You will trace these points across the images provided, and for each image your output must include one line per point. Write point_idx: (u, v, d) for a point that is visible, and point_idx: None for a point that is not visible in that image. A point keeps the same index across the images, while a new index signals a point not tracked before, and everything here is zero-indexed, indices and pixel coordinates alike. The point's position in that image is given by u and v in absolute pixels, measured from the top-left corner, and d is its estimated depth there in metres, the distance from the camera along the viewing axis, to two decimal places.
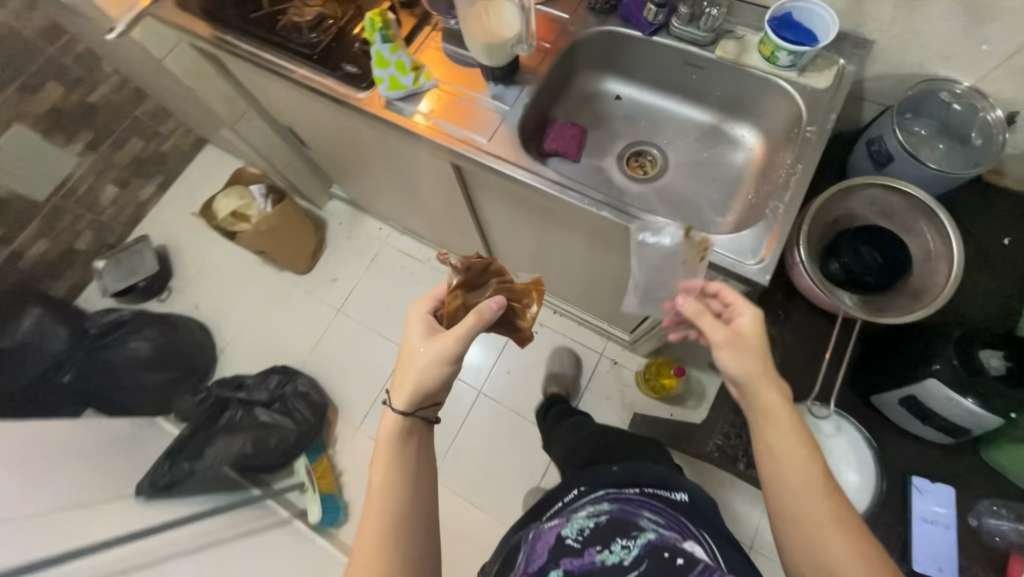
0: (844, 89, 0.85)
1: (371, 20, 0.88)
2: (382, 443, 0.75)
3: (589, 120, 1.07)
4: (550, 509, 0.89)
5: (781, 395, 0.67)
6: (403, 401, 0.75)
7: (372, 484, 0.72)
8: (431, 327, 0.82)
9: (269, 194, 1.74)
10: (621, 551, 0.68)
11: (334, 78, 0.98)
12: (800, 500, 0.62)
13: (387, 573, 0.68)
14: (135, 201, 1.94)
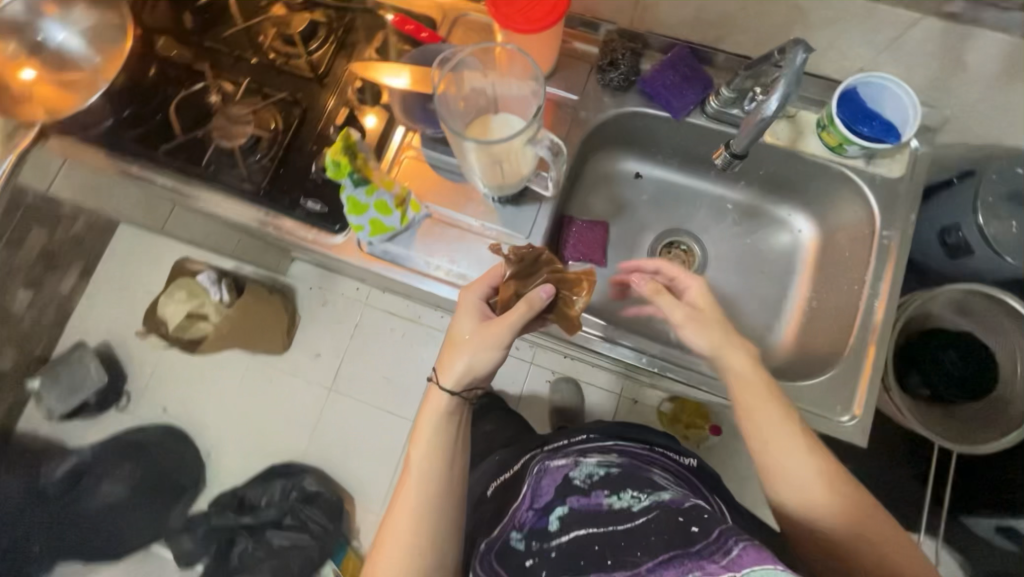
0: (918, 181, 0.72)
1: (333, 160, 0.67)
2: (425, 411, 0.68)
3: (608, 210, 0.90)
4: (556, 443, 0.83)
5: (779, 407, 0.60)
6: (454, 377, 0.66)
7: (410, 460, 0.67)
8: (484, 309, 0.67)
9: (221, 280, 1.47)
10: (631, 500, 0.58)
11: (294, 219, 0.77)
12: (762, 441, 0.60)
13: (411, 525, 0.63)
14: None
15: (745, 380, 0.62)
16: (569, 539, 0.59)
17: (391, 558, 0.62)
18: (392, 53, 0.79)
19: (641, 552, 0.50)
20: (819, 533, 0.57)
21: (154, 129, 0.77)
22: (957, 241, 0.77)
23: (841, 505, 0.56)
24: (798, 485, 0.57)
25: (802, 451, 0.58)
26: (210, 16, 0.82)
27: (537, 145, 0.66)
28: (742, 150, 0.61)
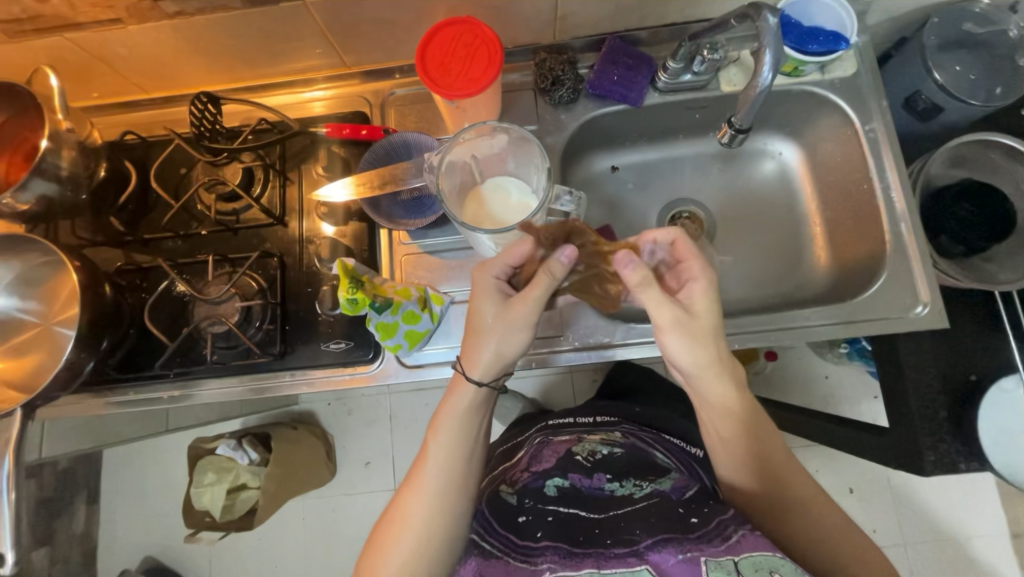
0: (870, 68, 0.75)
1: (348, 299, 0.62)
2: (449, 409, 0.64)
3: (603, 213, 0.88)
4: (556, 417, 0.87)
5: (748, 442, 0.64)
6: (485, 372, 0.62)
7: (426, 453, 0.64)
8: (500, 292, 0.62)
9: (242, 440, 1.38)
10: (633, 488, 0.68)
11: (324, 366, 0.72)
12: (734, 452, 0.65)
13: (423, 525, 0.61)
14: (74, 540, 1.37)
15: (715, 400, 0.64)
16: (567, 511, 0.66)
17: (395, 549, 0.60)
18: (341, 164, 0.75)
19: (642, 532, 0.58)
20: (773, 519, 0.63)
21: (136, 345, 0.71)
22: (927, 104, 0.79)
23: (780, 486, 0.64)
24: (746, 474, 0.65)
25: (760, 455, 0.64)
26: (134, 208, 0.74)
27: (558, 201, 0.67)
28: (747, 123, 0.66)
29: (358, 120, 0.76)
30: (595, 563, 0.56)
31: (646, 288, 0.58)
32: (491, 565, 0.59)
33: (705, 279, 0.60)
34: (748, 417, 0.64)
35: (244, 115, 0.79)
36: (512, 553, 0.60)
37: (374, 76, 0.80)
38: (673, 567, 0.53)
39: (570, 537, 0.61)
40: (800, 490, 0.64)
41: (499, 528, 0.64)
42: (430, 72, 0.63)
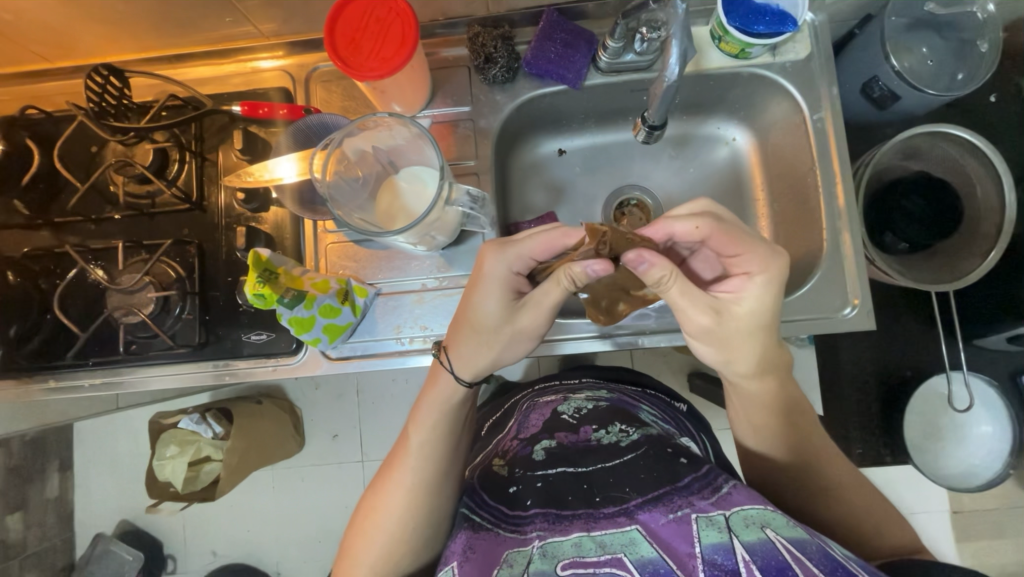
0: (825, 51, 0.70)
1: (257, 292, 0.60)
2: (431, 397, 0.64)
3: (549, 200, 0.85)
4: (546, 382, 0.87)
5: (780, 423, 0.62)
6: (477, 373, 0.62)
7: (409, 438, 0.64)
8: (507, 289, 0.60)
9: (207, 414, 1.36)
10: (619, 436, 0.65)
11: (247, 358, 0.71)
12: (765, 436, 0.63)
13: (405, 511, 0.61)
14: (49, 505, 1.41)
15: (748, 398, 0.62)
16: (553, 474, 0.61)
17: (379, 533, 0.61)
18: (259, 144, 0.71)
19: (630, 489, 0.54)
20: (806, 504, 0.60)
21: (52, 334, 0.69)
22: (883, 91, 0.75)
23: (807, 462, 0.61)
24: (772, 446, 0.62)
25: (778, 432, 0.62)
26: (43, 189, 0.70)
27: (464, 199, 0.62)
28: (660, 118, 0.64)
29: (279, 98, 0.72)
30: (583, 527, 0.51)
31: (667, 286, 0.55)
32: (481, 537, 0.54)
33: (761, 273, 0.57)
34: (774, 401, 0.62)
35: (155, 89, 0.74)
36: (502, 523, 0.56)
37: (300, 47, 0.74)
38: (663, 528, 0.48)
39: (558, 501, 0.56)
40: (830, 469, 0.61)
41: (486, 499, 0.60)
42: (340, 50, 0.59)
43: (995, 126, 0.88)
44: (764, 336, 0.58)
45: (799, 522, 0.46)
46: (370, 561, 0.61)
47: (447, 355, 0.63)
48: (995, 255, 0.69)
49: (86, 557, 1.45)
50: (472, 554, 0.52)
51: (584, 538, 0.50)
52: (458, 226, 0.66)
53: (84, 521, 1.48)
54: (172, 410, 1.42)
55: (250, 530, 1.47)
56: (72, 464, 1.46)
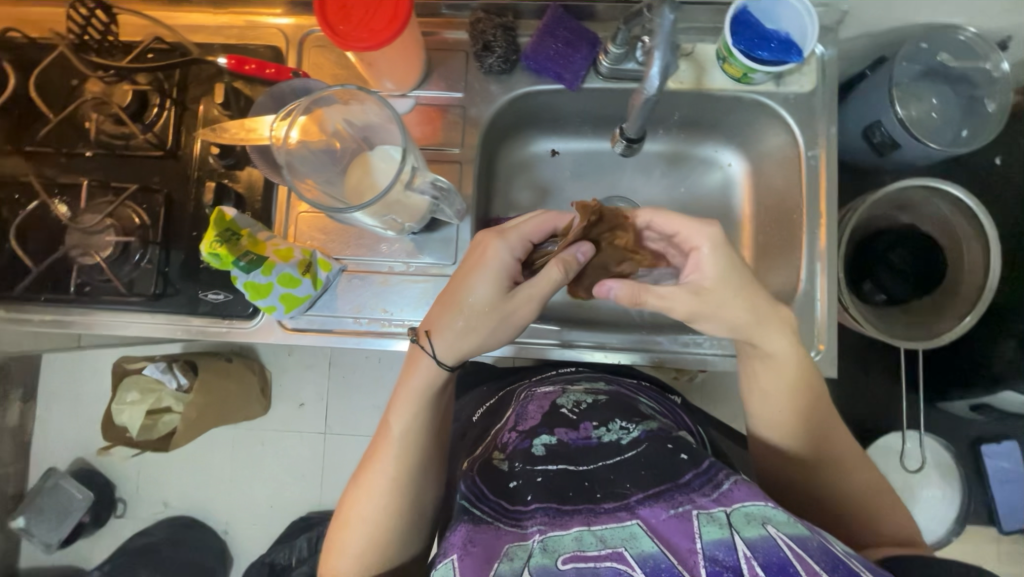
0: (830, 88, 0.68)
1: (208, 250, 0.59)
2: (410, 383, 0.60)
3: (534, 199, 0.84)
4: (541, 372, 0.78)
5: (787, 388, 0.58)
6: (460, 357, 0.59)
7: (389, 428, 0.60)
8: (505, 275, 0.58)
9: (175, 365, 1.35)
10: (621, 432, 0.58)
11: (201, 316, 0.70)
12: (770, 395, 0.59)
13: (388, 502, 0.58)
14: (5, 433, 1.40)
15: (767, 360, 0.58)
16: (554, 469, 0.55)
17: (360, 527, 0.58)
18: (241, 100, 0.69)
19: (631, 485, 0.51)
20: (814, 483, 0.58)
21: (6, 264, 0.67)
22: (883, 138, 0.73)
23: (819, 438, 0.58)
24: (779, 420, 0.59)
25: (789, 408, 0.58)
26: (17, 116, 0.68)
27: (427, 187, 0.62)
28: (637, 133, 0.65)
29: (268, 57, 0.70)
30: (583, 522, 0.49)
31: (641, 298, 0.57)
32: (480, 532, 0.51)
33: (707, 246, 0.56)
34: (790, 368, 0.58)
35: (145, 29, 0.72)
36: (502, 518, 0.53)
37: (299, 8, 0.72)
38: (663, 523, 0.46)
39: (559, 494, 0.52)
40: (839, 448, 0.58)
41: (484, 491, 0.55)
42: (329, 15, 0.57)
43: (996, 190, 0.87)
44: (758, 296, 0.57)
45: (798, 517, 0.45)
46: (354, 555, 0.58)
47: (429, 338, 0.58)
48: (971, 319, 0.67)
49: (34, 490, 1.44)
50: (472, 549, 0.49)
51: (585, 533, 0.48)
52: (427, 215, 0.66)
53: (41, 452, 1.48)
54: (139, 356, 1.41)
55: (203, 485, 1.47)
56: (36, 395, 1.45)
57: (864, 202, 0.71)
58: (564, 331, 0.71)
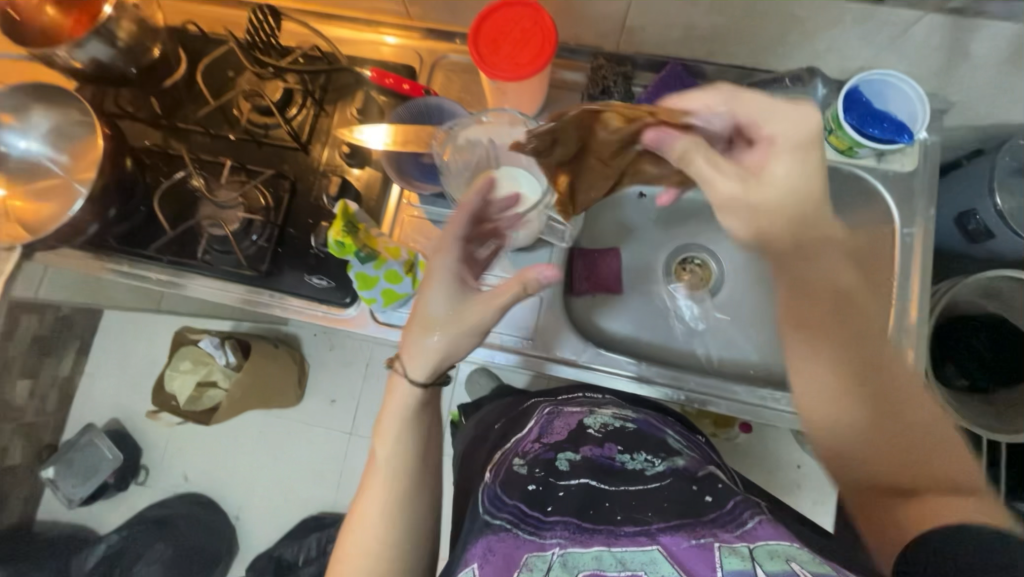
0: (930, 171, 0.71)
1: (336, 241, 0.64)
2: (387, 409, 0.61)
3: (617, 235, 0.87)
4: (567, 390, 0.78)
5: (857, 327, 0.53)
6: (429, 371, 0.59)
7: (378, 439, 0.61)
8: (454, 279, 0.59)
9: (224, 341, 1.34)
10: (645, 464, 0.59)
11: (301, 297, 0.74)
12: (805, 266, 0.55)
13: (385, 513, 0.57)
14: (54, 382, 1.43)
15: (809, 267, 0.55)
16: (577, 484, 0.56)
17: (367, 543, 0.55)
18: (375, 109, 0.76)
19: (652, 512, 0.50)
20: (893, 423, 0.50)
21: (141, 224, 0.74)
22: (977, 226, 0.74)
23: (858, 356, 0.52)
24: (813, 315, 0.53)
25: (834, 359, 0.52)
26: (174, 96, 0.77)
27: (555, 207, 0.72)
28: None
29: (404, 74, 0.77)
30: (603, 541, 0.47)
31: (691, 158, 0.55)
32: (500, 539, 0.50)
33: (783, 140, 0.54)
34: (835, 271, 0.55)
35: (299, 37, 0.80)
36: (522, 523, 0.51)
37: (436, 35, 0.79)
38: (684, 552, 0.44)
39: (579, 510, 0.52)
40: (896, 364, 0.52)
41: (499, 495, 0.56)
42: (479, 48, 0.63)
43: None
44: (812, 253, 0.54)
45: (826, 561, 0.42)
46: (369, 556, 0.55)
47: (400, 365, 0.60)
48: None
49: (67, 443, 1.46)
50: (491, 556, 0.49)
51: (605, 553, 0.46)
52: (536, 234, 0.72)
53: (80, 407, 1.49)
54: (196, 328, 1.45)
55: (224, 467, 1.47)
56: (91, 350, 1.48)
57: (953, 287, 0.72)
58: (642, 366, 0.72)
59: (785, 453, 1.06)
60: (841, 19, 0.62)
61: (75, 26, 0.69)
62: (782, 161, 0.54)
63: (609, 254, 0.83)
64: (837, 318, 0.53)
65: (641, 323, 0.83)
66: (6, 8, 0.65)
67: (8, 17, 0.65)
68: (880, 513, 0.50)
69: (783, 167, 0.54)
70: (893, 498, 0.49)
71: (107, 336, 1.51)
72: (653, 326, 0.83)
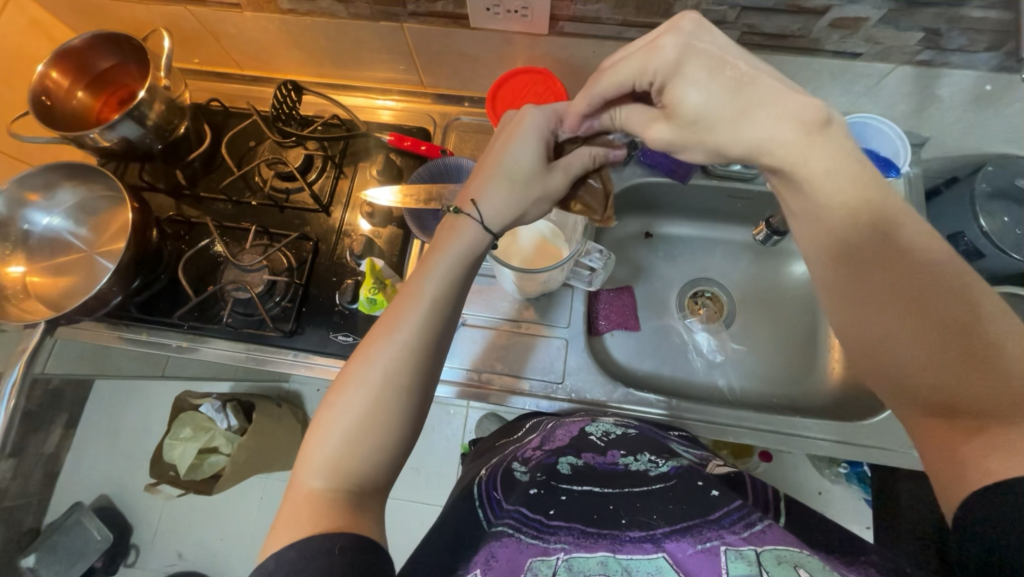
0: (916, 201, 0.76)
1: (367, 299, 0.69)
2: (446, 247, 0.54)
3: (629, 273, 0.89)
4: (571, 408, 0.70)
5: (903, 274, 0.43)
6: (505, 225, 0.56)
7: (420, 272, 0.53)
8: (545, 143, 0.56)
9: (228, 403, 1.28)
10: (648, 464, 0.49)
11: (326, 355, 0.73)
12: (829, 214, 0.45)
13: (402, 351, 0.48)
14: (41, 460, 1.24)
15: (824, 203, 0.45)
16: (579, 489, 0.47)
17: (355, 401, 0.47)
18: (392, 170, 0.79)
19: (657, 515, 0.42)
20: (965, 373, 0.39)
21: (161, 291, 0.75)
22: (968, 246, 0.80)
23: (902, 290, 0.42)
24: (841, 261, 0.46)
25: (883, 294, 0.43)
26: (197, 168, 0.80)
27: (589, 256, 0.73)
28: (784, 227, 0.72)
29: (420, 136, 0.81)
30: (608, 548, 0.41)
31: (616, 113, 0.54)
32: (503, 544, 0.43)
33: (737, 112, 0.44)
34: (854, 208, 0.45)
35: (317, 107, 0.85)
36: (524, 528, 0.44)
37: (445, 99, 0.85)
38: (689, 559, 0.38)
39: (582, 514, 0.44)
40: (971, 307, 0.40)
41: (498, 498, 0.48)
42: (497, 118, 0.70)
43: None
44: (840, 195, 0.44)
45: (834, 566, 0.36)
46: (330, 468, 0.45)
47: (474, 205, 0.55)
48: None
49: (50, 526, 1.30)
50: (494, 563, 0.42)
51: (610, 559, 0.40)
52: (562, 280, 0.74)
53: (60, 493, 1.33)
54: (196, 391, 1.34)
55: (223, 538, 1.30)
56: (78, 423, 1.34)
57: None
58: (673, 403, 0.72)
59: (806, 480, 1.04)
60: (821, 73, 0.68)
61: (102, 107, 0.76)
62: (744, 133, 0.45)
63: (625, 293, 0.86)
64: (888, 260, 0.43)
65: (660, 358, 0.84)
66: (41, 96, 0.71)
67: (42, 103, 0.71)
68: (940, 453, 0.40)
69: (727, 128, 0.45)
70: (959, 436, 0.39)
71: (97, 409, 1.37)
72: (674, 360, 0.84)
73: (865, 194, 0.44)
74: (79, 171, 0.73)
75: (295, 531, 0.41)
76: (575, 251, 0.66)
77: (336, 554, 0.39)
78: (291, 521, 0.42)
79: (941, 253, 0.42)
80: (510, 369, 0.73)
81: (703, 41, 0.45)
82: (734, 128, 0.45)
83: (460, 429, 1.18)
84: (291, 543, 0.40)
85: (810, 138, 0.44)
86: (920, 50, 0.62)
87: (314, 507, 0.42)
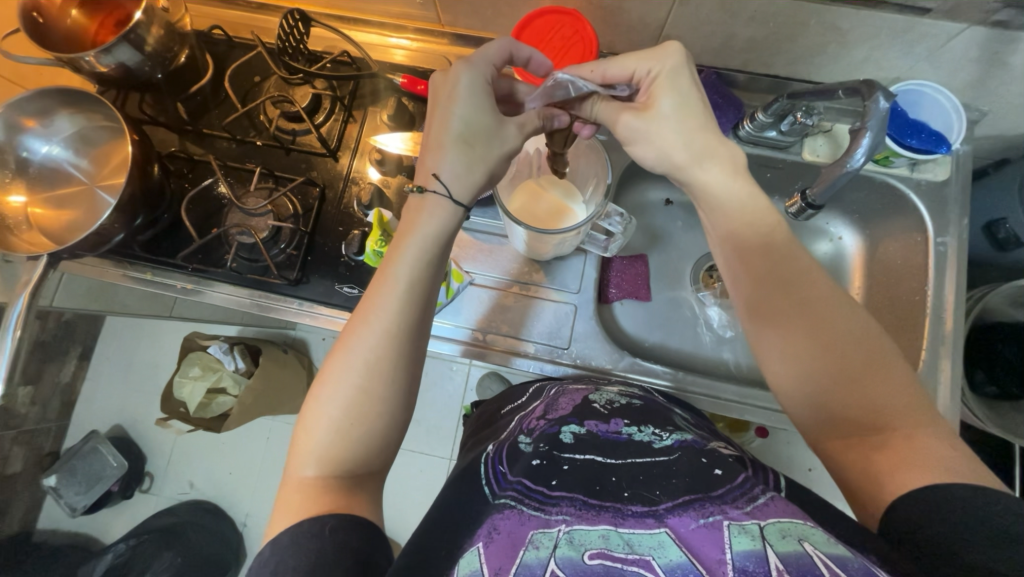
0: (961, 181, 0.72)
1: (373, 252, 0.67)
2: (417, 232, 0.50)
3: (645, 241, 0.86)
4: (578, 377, 0.69)
5: (804, 290, 0.47)
6: (473, 191, 0.52)
7: (394, 257, 0.50)
8: (488, 96, 0.52)
9: (233, 345, 1.26)
10: (652, 436, 0.49)
11: (331, 305, 0.71)
12: (759, 257, 0.50)
13: (384, 341, 0.47)
14: (57, 389, 1.29)
15: (747, 231, 0.51)
16: (583, 460, 0.47)
17: (341, 394, 0.46)
18: (404, 115, 0.74)
19: (660, 491, 0.41)
20: (862, 382, 0.43)
21: (165, 230, 0.73)
22: (1007, 234, 0.76)
23: (804, 304, 0.47)
24: (758, 281, 0.49)
25: (790, 310, 0.47)
26: (199, 101, 0.76)
27: (608, 219, 0.69)
28: (823, 200, 0.65)
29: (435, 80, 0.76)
30: (611, 521, 0.40)
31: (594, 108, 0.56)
32: (505, 517, 0.42)
33: (688, 121, 0.51)
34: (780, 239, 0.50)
35: (326, 42, 0.80)
36: (526, 499, 0.43)
37: (464, 41, 0.79)
38: (691, 535, 0.37)
39: (585, 486, 0.44)
40: (857, 323, 0.46)
41: (502, 472, 0.48)
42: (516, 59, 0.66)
43: None
44: (747, 227, 0.51)
45: (838, 540, 0.35)
46: (321, 457, 0.44)
47: (437, 178, 0.51)
48: None
49: (67, 452, 1.35)
50: (496, 536, 0.41)
51: (612, 533, 0.39)
52: (577, 244, 0.71)
53: (76, 422, 1.38)
54: (204, 333, 1.34)
55: (231, 472, 1.35)
56: (91, 355, 1.36)
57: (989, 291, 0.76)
58: (678, 375, 0.71)
59: (799, 456, 1.05)
60: (880, 31, 0.62)
61: (98, 29, 0.72)
62: (690, 138, 0.51)
63: (638, 262, 0.83)
64: (792, 279, 0.48)
65: (668, 329, 0.83)
66: (33, 12, 0.67)
67: (33, 19, 0.67)
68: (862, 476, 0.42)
69: (677, 129, 0.51)
70: (860, 452, 0.42)
71: (109, 344, 1.39)
72: (681, 332, 0.83)
73: (773, 228, 0.50)
74: (76, 98, 0.69)
75: (291, 512, 0.42)
76: (597, 212, 0.63)
77: (326, 536, 0.39)
78: (283, 507, 0.43)
79: (821, 281, 0.48)
80: (515, 333, 0.72)
81: (692, 73, 0.52)
82: (677, 135, 0.51)
83: (462, 385, 1.20)
84: (286, 529, 0.40)
85: (732, 173, 0.51)
86: (999, 8, 0.55)
87: (306, 496, 0.42)
